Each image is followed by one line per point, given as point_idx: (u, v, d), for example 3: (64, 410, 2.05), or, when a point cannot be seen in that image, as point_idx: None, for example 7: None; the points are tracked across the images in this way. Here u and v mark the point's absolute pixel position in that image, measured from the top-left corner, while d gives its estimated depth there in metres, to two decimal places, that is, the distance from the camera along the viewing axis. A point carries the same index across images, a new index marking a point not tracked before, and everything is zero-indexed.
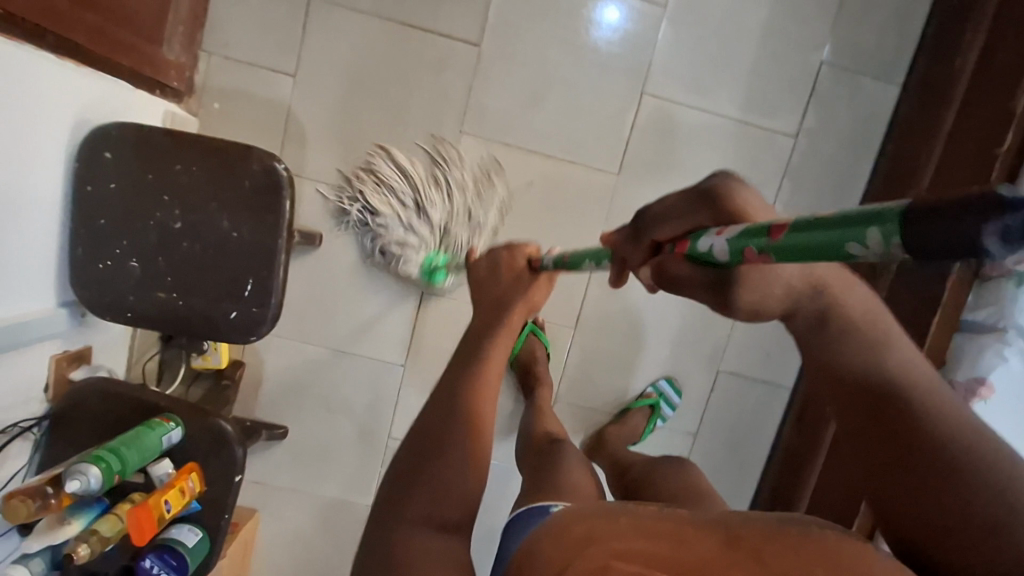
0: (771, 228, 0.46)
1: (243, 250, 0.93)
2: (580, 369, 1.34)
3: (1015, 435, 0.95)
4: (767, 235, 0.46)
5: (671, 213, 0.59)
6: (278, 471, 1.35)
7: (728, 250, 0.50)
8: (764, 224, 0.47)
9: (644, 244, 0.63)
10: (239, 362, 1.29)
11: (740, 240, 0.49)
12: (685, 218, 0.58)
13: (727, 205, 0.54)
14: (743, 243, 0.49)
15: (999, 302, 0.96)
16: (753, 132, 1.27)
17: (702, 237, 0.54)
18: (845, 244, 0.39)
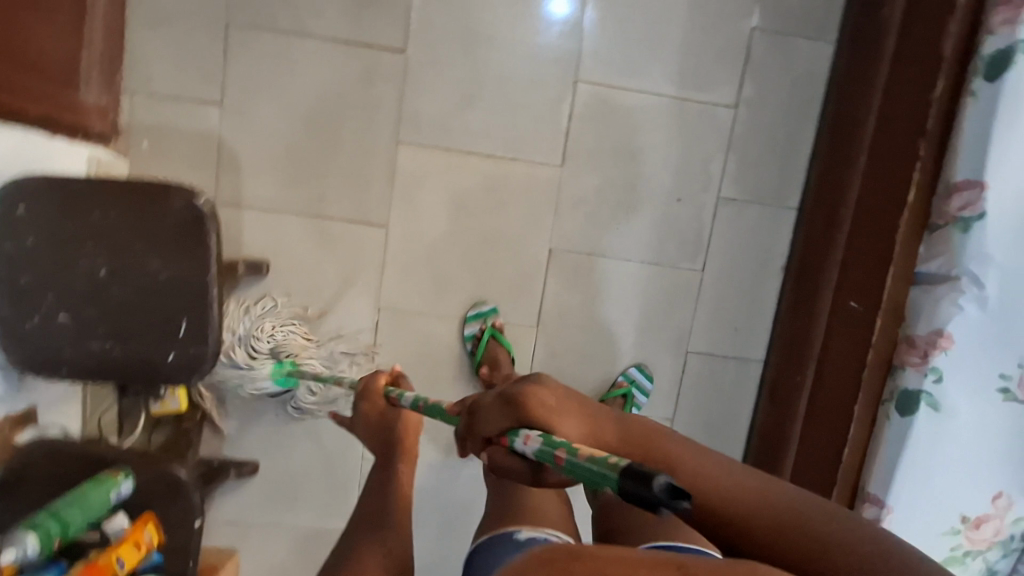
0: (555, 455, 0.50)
1: (174, 289, 0.90)
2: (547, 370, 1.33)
3: (978, 383, 0.95)
4: (555, 459, 0.51)
5: (498, 402, 0.58)
6: (257, 506, 1.33)
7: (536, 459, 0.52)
8: (550, 444, 0.51)
9: (476, 439, 0.59)
10: (199, 403, 1.27)
11: (540, 456, 0.52)
12: (500, 419, 0.57)
13: (529, 405, 0.55)
14: (545, 459, 0.51)
15: (949, 252, 0.94)
16: (691, 108, 1.26)
17: (515, 440, 0.55)
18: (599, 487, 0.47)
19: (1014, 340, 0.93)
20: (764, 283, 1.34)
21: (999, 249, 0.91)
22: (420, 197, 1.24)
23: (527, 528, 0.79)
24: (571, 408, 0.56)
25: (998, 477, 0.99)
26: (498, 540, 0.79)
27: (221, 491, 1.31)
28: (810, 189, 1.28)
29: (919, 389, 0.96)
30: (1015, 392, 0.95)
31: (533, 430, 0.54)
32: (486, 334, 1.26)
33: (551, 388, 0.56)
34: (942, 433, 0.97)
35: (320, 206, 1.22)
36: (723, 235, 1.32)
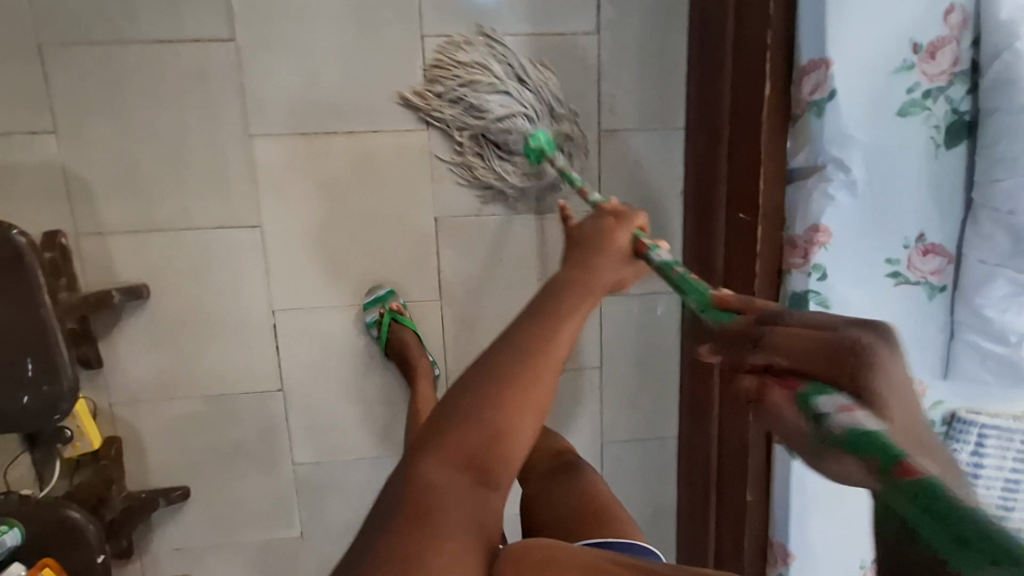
0: (890, 462, 0.35)
1: (9, 331, 0.87)
2: (460, 343, 1.29)
3: (863, 273, 0.92)
4: (894, 468, 0.35)
5: (812, 347, 0.43)
6: (197, 532, 1.30)
7: (845, 439, 0.38)
8: (900, 449, 0.36)
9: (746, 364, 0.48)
10: (116, 438, 1.24)
11: (854, 441, 0.37)
12: (808, 357, 0.43)
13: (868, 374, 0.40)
14: (867, 449, 0.36)
15: (811, 143, 0.89)
16: (551, 42, 1.19)
17: (822, 396, 0.40)
18: None
19: (894, 221, 0.90)
20: (667, 211, 1.26)
21: (856, 127, 0.87)
22: (289, 188, 1.19)
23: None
24: (917, 406, 0.40)
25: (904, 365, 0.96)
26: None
27: (157, 523, 1.29)
28: (691, 104, 1.21)
29: (806, 290, 0.93)
30: (906, 274, 0.92)
31: (859, 406, 0.39)
32: (387, 318, 1.20)
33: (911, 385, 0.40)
34: None
35: (189, 217, 1.18)
36: (615, 169, 1.24)
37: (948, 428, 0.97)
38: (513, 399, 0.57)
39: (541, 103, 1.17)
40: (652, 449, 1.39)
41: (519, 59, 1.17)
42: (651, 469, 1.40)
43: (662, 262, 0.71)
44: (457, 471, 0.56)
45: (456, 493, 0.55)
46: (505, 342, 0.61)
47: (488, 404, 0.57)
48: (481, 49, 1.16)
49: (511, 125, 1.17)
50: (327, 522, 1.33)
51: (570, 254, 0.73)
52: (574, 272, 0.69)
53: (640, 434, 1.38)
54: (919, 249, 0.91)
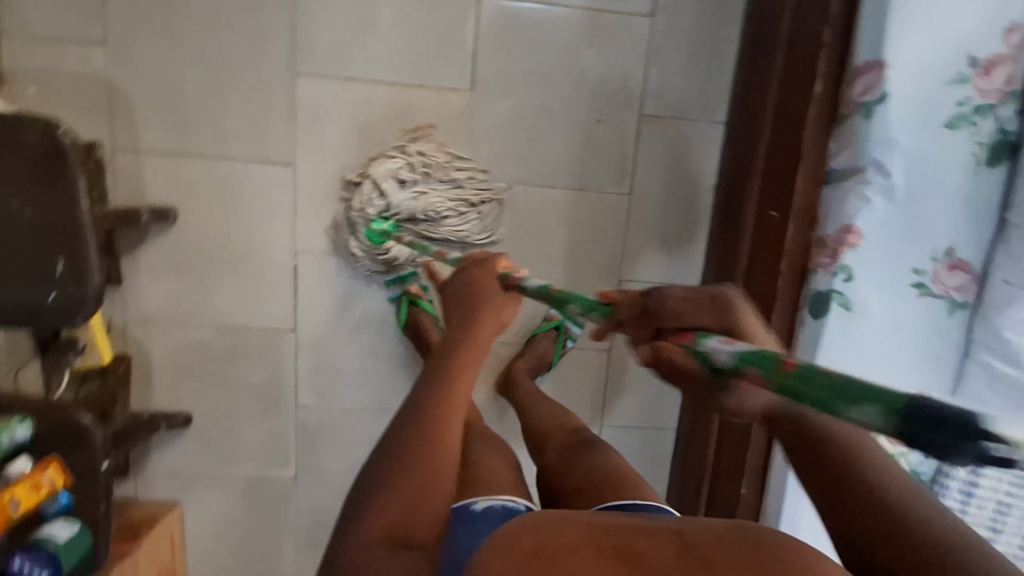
0: (775, 367, 0.48)
1: (42, 226, 0.87)
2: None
3: (887, 279, 0.93)
4: (780, 364, 0.47)
5: (688, 310, 0.60)
6: (192, 460, 1.32)
7: (732, 361, 0.51)
8: (774, 353, 0.48)
9: (647, 328, 0.62)
10: (126, 358, 1.25)
11: (742, 359, 0.50)
12: (695, 313, 0.60)
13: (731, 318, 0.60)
14: (751, 363, 0.49)
15: (853, 144, 0.90)
16: (605, 18, 1.19)
17: (708, 337, 0.55)
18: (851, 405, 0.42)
19: (925, 233, 0.91)
20: (696, 204, 1.27)
21: (901, 134, 0.88)
22: (327, 131, 1.20)
23: (482, 498, 0.79)
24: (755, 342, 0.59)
25: (917, 377, 0.97)
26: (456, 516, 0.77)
27: (155, 445, 1.31)
28: (735, 100, 1.21)
29: (829, 289, 0.94)
30: (930, 287, 0.93)
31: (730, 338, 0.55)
32: (404, 299, 1.25)
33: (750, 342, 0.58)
34: (852, 331, 0.95)
35: (224, 147, 1.19)
36: (650, 155, 1.25)
37: None
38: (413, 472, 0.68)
39: (385, 221, 1.20)
40: (650, 438, 1.40)
41: (416, 182, 1.19)
42: (646, 457, 1.41)
43: (537, 286, 0.78)
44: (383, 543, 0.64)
45: (381, 559, 0.63)
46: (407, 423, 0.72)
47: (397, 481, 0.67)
48: (421, 155, 1.19)
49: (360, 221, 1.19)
50: (321, 467, 1.34)
51: (463, 304, 0.84)
52: (462, 331, 0.80)
53: (639, 422, 1.39)
54: (946, 264, 0.91)
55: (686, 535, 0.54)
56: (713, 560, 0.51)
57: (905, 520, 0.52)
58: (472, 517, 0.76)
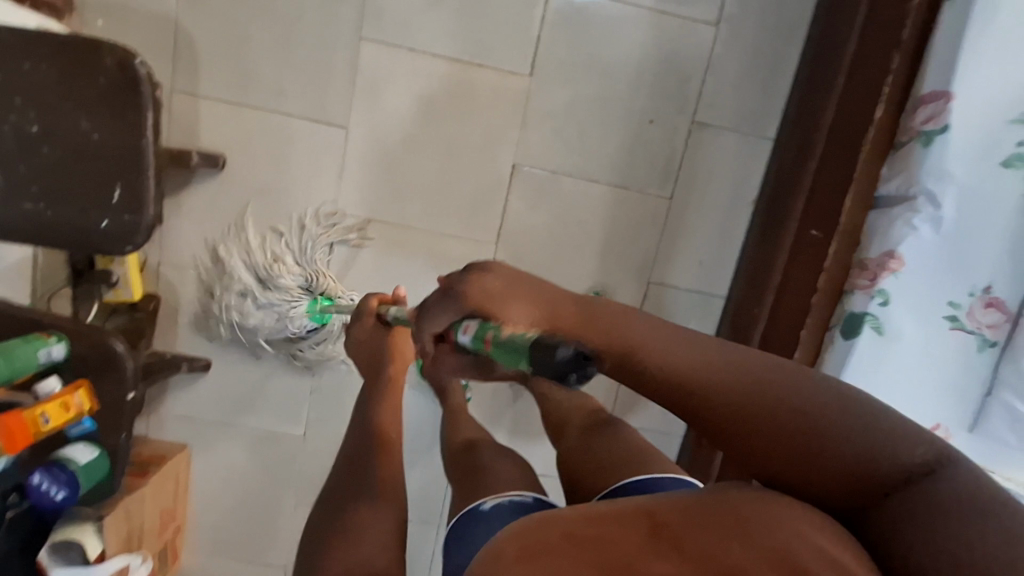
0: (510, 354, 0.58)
1: (107, 152, 0.89)
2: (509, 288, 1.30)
3: (922, 308, 0.94)
4: (485, 343, 0.57)
5: (504, 296, 0.56)
6: (205, 406, 1.33)
7: (473, 344, 0.59)
8: (481, 332, 0.58)
9: (425, 336, 0.63)
10: (155, 298, 1.26)
11: (475, 337, 0.58)
12: (442, 313, 0.60)
13: (469, 301, 0.57)
14: (478, 342, 0.58)
15: (907, 171, 0.92)
16: (669, 22, 1.20)
17: (458, 331, 0.60)
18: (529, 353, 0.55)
19: (966, 266, 0.92)
20: (734, 216, 1.28)
21: (957, 166, 0.89)
22: (382, 99, 1.21)
23: (491, 497, 0.75)
24: (526, 296, 0.56)
25: (939, 409, 0.98)
26: (465, 519, 0.73)
27: (171, 387, 1.32)
28: (787, 118, 1.22)
29: (864, 311, 0.95)
30: (963, 321, 0.94)
31: (473, 321, 0.58)
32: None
33: (523, 317, 0.56)
34: (883, 356, 0.95)
35: (280, 101, 1.20)
36: (695, 162, 1.26)
37: None
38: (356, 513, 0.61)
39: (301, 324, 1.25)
40: (657, 440, 1.41)
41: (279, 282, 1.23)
42: None
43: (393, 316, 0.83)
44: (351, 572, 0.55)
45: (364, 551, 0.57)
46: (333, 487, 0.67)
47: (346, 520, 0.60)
48: (238, 253, 1.25)
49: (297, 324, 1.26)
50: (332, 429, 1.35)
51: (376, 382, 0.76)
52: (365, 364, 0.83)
53: (649, 424, 1.40)
54: (983, 300, 0.92)
55: (654, 514, 0.45)
56: (684, 539, 0.42)
57: (803, 418, 0.46)
58: (483, 515, 0.72)
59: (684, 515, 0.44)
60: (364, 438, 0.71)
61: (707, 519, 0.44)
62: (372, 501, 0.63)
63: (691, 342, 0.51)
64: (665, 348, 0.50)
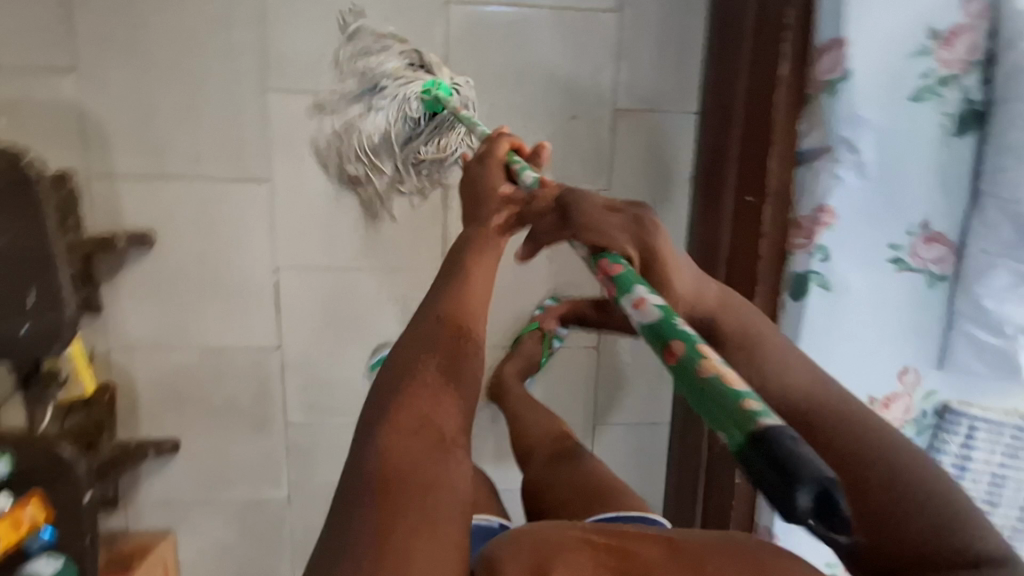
0: (680, 362, 0.45)
1: (14, 256, 0.86)
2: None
3: (866, 256, 0.93)
4: (665, 352, 0.47)
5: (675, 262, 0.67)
6: (183, 487, 1.29)
7: (642, 328, 0.51)
8: (666, 335, 0.48)
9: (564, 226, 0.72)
10: (109, 386, 1.23)
11: (655, 327, 0.49)
12: (615, 232, 0.68)
13: (649, 239, 0.68)
14: (654, 330, 0.49)
15: (824, 123, 0.91)
16: (571, 17, 1.20)
17: (626, 296, 0.55)
18: (718, 418, 0.41)
19: (900, 207, 0.91)
20: (675, 195, 1.27)
21: (869, 110, 0.88)
22: (301, 145, 1.19)
23: None
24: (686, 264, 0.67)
25: (904, 352, 0.96)
26: None
27: (144, 475, 1.28)
28: (705, 89, 1.22)
29: (807, 270, 0.94)
30: (908, 261, 0.93)
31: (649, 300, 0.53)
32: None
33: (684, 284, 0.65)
34: (836, 312, 0.94)
35: (200, 166, 1.19)
36: (625, 149, 1.25)
37: (939, 419, 0.98)
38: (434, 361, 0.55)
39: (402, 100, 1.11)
40: (646, 433, 1.39)
41: (355, 115, 1.17)
42: (643, 453, 1.40)
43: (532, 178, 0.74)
44: (403, 449, 0.50)
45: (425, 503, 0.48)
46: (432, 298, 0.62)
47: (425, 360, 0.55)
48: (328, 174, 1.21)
49: (412, 109, 1.13)
50: (315, 485, 1.32)
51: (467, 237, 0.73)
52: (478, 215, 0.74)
53: (633, 417, 1.38)
54: (923, 237, 0.92)
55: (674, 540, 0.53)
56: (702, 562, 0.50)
57: (876, 457, 0.48)
58: None
59: (703, 548, 0.52)
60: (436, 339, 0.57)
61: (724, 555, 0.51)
62: (457, 351, 0.57)
63: (817, 375, 0.54)
64: (793, 370, 0.55)
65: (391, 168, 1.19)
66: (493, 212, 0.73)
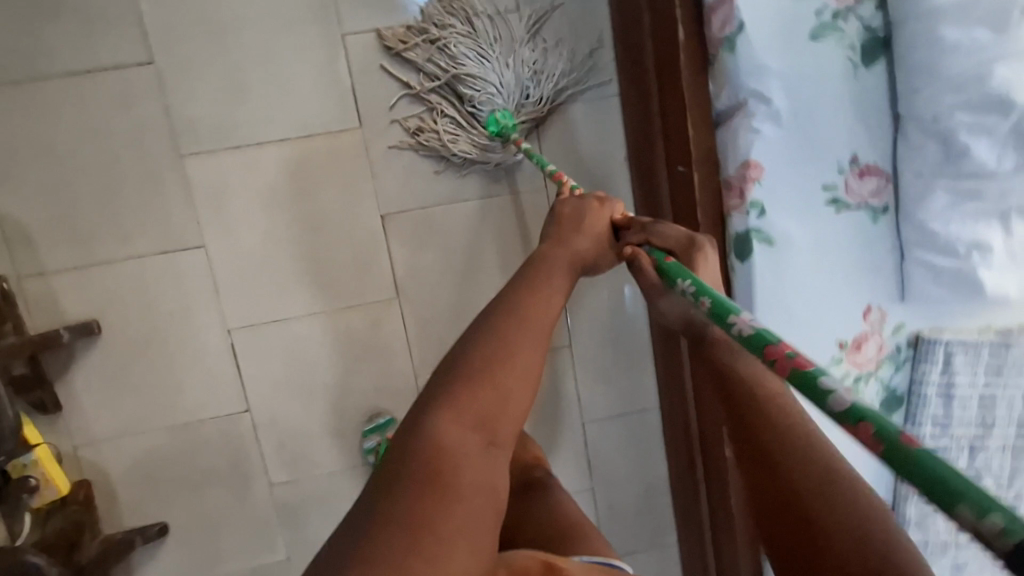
0: (898, 434, 0.43)
1: None
2: (438, 331, 1.27)
3: (801, 203, 0.90)
4: (895, 433, 0.43)
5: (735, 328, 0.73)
6: (178, 570, 1.26)
7: (847, 409, 0.46)
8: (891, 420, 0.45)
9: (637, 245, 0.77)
10: (84, 482, 1.20)
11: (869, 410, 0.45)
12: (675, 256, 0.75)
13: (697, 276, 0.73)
14: (867, 414, 0.45)
15: (729, 80, 0.89)
16: (472, 26, 1.19)
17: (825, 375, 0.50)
18: (967, 504, 0.38)
19: (824, 147, 0.89)
20: (614, 179, 1.25)
21: (770, 57, 0.86)
22: (228, 204, 1.18)
23: None
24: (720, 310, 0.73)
25: (863, 292, 0.92)
26: None
27: (136, 567, 1.25)
28: (620, 70, 1.21)
29: (747, 229, 0.90)
30: (846, 199, 0.90)
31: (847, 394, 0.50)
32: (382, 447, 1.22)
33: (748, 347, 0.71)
34: (784, 266, 0.90)
35: (131, 245, 1.17)
36: (554, 144, 1.24)
37: (914, 351, 0.94)
38: (506, 365, 0.61)
39: (512, 97, 1.18)
40: (636, 422, 1.36)
41: (463, 37, 1.17)
42: (636, 443, 1.37)
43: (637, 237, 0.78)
44: (466, 435, 0.57)
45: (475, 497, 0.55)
46: (499, 308, 0.66)
47: (498, 365, 0.60)
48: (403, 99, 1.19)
49: (484, 108, 1.19)
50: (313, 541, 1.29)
51: (557, 227, 0.79)
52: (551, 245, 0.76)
53: (620, 409, 1.35)
54: (855, 172, 0.89)
55: None
56: None
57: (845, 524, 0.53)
58: None
59: None
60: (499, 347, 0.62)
61: None
62: (531, 350, 0.62)
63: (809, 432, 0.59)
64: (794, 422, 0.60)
65: (418, 119, 1.20)
66: (596, 220, 0.79)
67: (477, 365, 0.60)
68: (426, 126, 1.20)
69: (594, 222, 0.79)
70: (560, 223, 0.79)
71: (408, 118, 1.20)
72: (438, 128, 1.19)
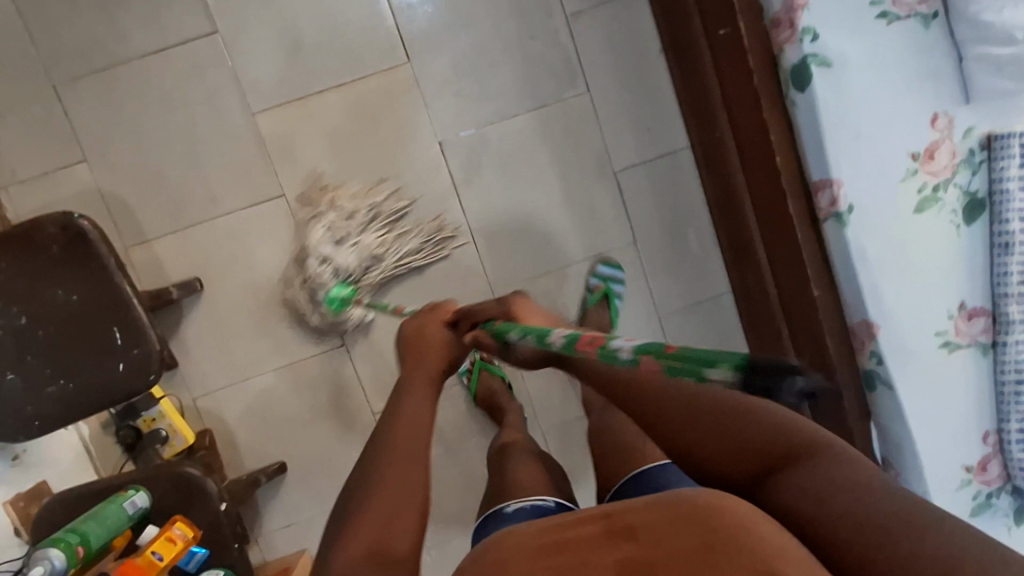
0: (658, 349, 0.49)
1: (89, 305, 0.94)
2: (506, 245, 1.32)
3: (849, 22, 0.92)
4: (662, 348, 0.48)
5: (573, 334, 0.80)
6: (302, 504, 1.35)
7: (631, 355, 0.52)
8: (651, 343, 0.50)
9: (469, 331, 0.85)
10: (206, 430, 1.29)
11: (638, 349, 0.51)
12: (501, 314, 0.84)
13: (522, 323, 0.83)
14: (643, 351, 0.50)
15: None
16: None
17: (611, 340, 0.56)
18: (705, 370, 0.43)
19: None
20: (652, 72, 1.30)
21: None
22: (298, 152, 1.26)
23: (513, 500, 0.79)
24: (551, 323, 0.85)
25: (931, 100, 0.93)
26: (491, 518, 0.77)
27: (264, 504, 1.34)
28: None
29: (802, 57, 0.92)
30: (894, 11, 0.92)
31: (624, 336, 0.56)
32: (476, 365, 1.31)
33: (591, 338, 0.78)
34: (845, 86, 0.92)
35: (219, 204, 1.27)
36: (590, 48, 1.29)
37: (989, 152, 0.93)
38: (388, 472, 0.65)
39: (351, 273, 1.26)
40: (709, 309, 1.38)
41: (331, 215, 1.24)
42: (712, 330, 1.38)
43: (484, 322, 0.84)
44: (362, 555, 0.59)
45: None
46: (383, 427, 0.71)
47: (381, 475, 0.65)
48: (320, 225, 1.23)
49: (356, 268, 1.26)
50: None
51: (405, 356, 0.83)
52: (412, 366, 0.80)
53: (690, 299, 1.38)
54: None
55: (609, 514, 0.57)
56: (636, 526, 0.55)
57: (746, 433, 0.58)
58: (507, 516, 0.77)
59: (636, 517, 0.56)
60: (367, 469, 0.67)
61: (659, 516, 0.55)
62: (412, 463, 0.67)
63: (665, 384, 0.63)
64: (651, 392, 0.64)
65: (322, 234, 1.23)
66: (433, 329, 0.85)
67: (364, 489, 0.65)
68: (320, 244, 1.23)
69: (430, 332, 0.85)
70: (406, 349, 0.84)
71: (319, 235, 1.24)
72: (319, 270, 1.22)
